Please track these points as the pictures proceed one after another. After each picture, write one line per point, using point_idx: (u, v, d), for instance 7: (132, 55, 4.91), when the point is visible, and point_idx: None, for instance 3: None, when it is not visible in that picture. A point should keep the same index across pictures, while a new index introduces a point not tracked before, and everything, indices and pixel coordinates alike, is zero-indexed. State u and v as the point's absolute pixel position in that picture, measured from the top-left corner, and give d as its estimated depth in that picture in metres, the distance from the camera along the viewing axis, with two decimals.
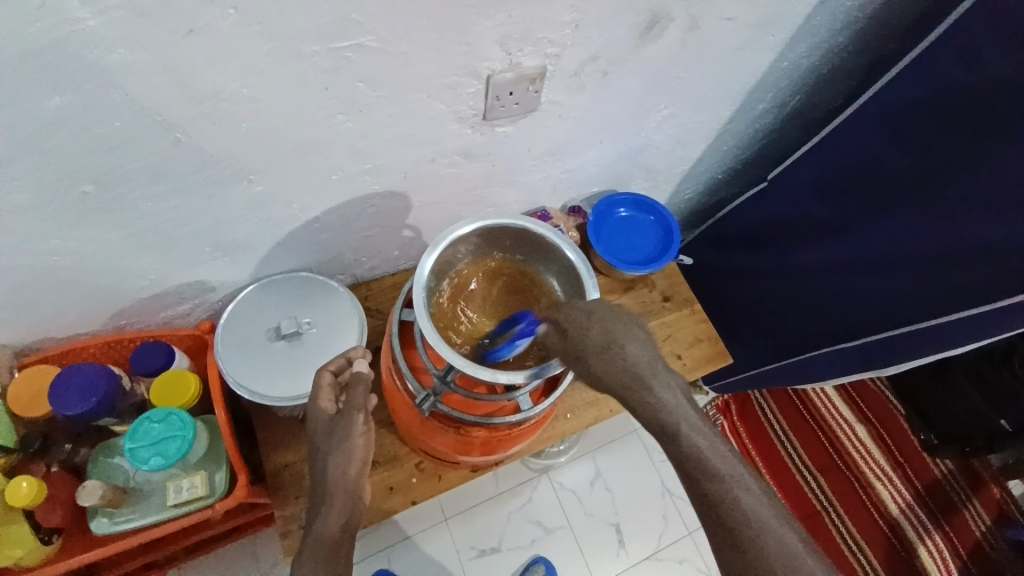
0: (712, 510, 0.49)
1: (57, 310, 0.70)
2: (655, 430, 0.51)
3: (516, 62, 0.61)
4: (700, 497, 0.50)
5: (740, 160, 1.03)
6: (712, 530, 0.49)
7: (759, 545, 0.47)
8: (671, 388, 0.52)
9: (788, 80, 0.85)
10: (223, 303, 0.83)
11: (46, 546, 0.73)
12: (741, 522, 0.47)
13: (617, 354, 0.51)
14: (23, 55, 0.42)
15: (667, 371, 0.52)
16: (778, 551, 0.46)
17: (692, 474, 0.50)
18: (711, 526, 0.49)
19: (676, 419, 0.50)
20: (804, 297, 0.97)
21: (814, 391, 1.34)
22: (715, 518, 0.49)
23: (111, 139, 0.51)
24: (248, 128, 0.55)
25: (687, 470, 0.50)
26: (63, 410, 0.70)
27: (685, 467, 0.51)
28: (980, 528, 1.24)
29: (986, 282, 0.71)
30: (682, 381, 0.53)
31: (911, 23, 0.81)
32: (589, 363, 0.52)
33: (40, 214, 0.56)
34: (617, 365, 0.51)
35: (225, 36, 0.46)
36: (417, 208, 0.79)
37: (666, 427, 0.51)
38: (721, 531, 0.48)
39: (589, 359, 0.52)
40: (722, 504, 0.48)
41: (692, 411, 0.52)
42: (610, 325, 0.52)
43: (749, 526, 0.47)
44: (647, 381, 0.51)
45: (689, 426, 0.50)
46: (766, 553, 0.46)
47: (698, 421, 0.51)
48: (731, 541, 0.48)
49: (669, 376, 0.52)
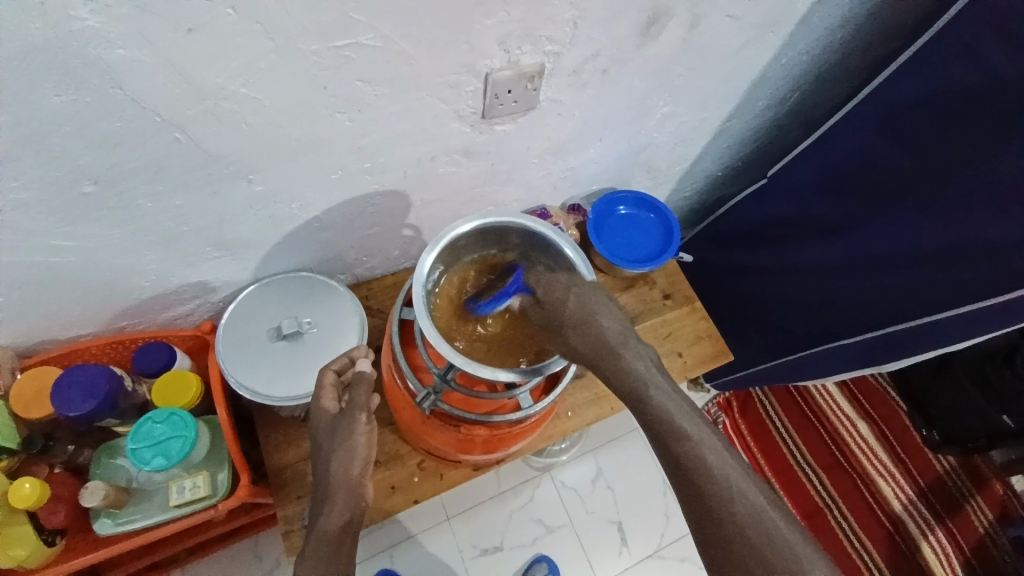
0: (680, 471, 0.50)
1: (58, 310, 0.70)
2: (627, 396, 0.53)
3: (516, 60, 0.61)
4: (670, 459, 0.50)
5: (740, 157, 1.03)
6: (683, 493, 0.50)
7: (729, 508, 0.47)
8: (642, 360, 0.54)
9: (787, 76, 0.85)
10: (224, 303, 0.84)
11: (49, 547, 0.73)
12: (712, 485, 0.48)
13: (590, 324, 0.55)
14: (24, 54, 0.42)
15: (637, 340, 0.55)
16: (770, 540, 0.45)
17: (661, 436, 0.51)
18: (681, 488, 0.50)
19: (646, 382, 0.52)
20: (804, 293, 0.97)
21: (816, 388, 1.34)
22: (685, 481, 0.49)
23: (112, 138, 0.51)
24: (248, 126, 0.56)
25: (656, 432, 0.51)
26: (65, 410, 0.70)
27: (659, 438, 0.51)
28: (983, 524, 1.24)
29: (986, 277, 0.71)
30: (653, 351, 0.56)
31: (911, 19, 0.81)
32: (565, 333, 0.55)
33: (40, 213, 0.56)
34: (590, 333, 0.54)
35: (225, 35, 0.46)
36: (417, 207, 0.79)
37: (637, 391, 0.52)
38: (690, 493, 0.49)
39: (565, 328, 0.55)
40: (690, 464, 0.49)
41: (663, 377, 0.54)
42: (584, 297, 0.56)
43: (720, 488, 0.48)
44: (619, 350, 0.54)
45: (658, 389, 0.52)
46: (736, 518, 0.46)
47: (667, 385, 0.53)
48: (700, 503, 0.48)
49: (639, 344, 0.55)
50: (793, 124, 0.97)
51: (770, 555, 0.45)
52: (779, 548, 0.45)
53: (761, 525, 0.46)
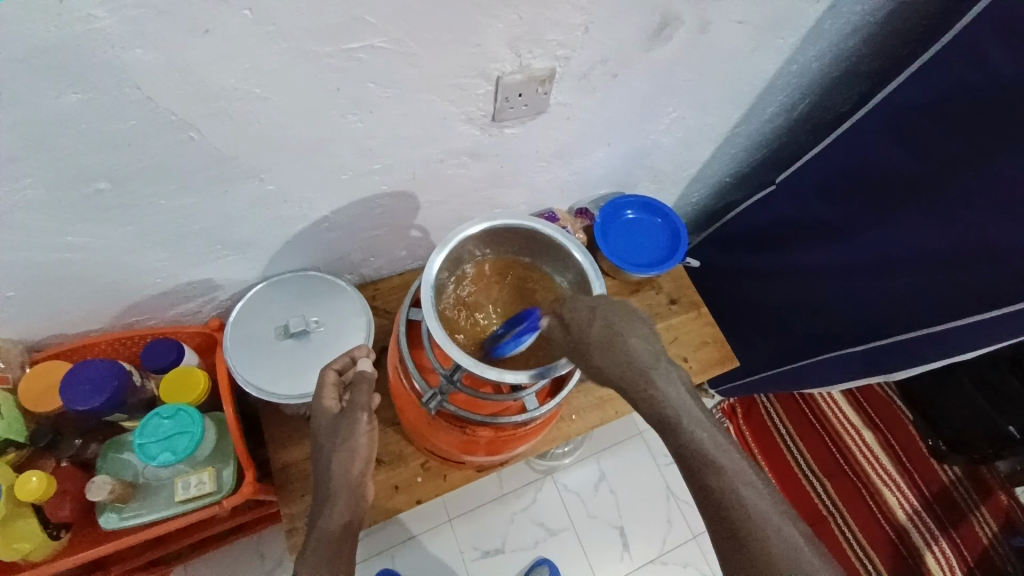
0: (714, 503, 0.50)
1: (67, 307, 0.70)
2: (659, 424, 0.53)
3: (526, 63, 0.61)
4: (702, 491, 0.50)
5: (747, 163, 1.03)
6: (714, 524, 0.50)
7: (765, 545, 0.47)
8: (672, 384, 0.53)
9: (796, 84, 0.85)
10: (231, 302, 0.84)
11: (54, 541, 0.74)
12: (746, 521, 0.48)
13: (619, 349, 0.53)
14: (39, 54, 0.42)
15: (669, 362, 0.53)
16: (779, 545, 0.47)
17: (694, 466, 0.51)
18: (713, 518, 0.50)
19: (678, 411, 0.52)
20: (809, 300, 0.97)
21: (820, 396, 1.33)
22: (719, 514, 0.49)
23: (123, 137, 0.51)
24: (258, 127, 0.56)
25: (689, 463, 0.51)
26: (74, 405, 0.71)
27: (686, 459, 0.51)
28: (987, 534, 1.23)
29: (994, 287, 0.71)
30: (683, 374, 0.54)
31: (922, 27, 0.81)
32: (592, 358, 0.53)
33: (52, 211, 0.56)
34: (620, 359, 0.52)
35: (237, 37, 0.47)
36: (425, 208, 0.79)
37: (669, 420, 0.52)
38: (723, 526, 0.49)
39: (592, 353, 0.53)
40: (725, 498, 0.49)
41: (694, 404, 0.53)
42: (611, 320, 0.54)
43: (755, 524, 0.48)
44: (650, 376, 0.52)
45: (690, 420, 0.51)
46: (771, 556, 0.46)
47: (699, 413, 0.52)
48: (733, 537, 0.48)
49: (671, 368, 0.53)
50: (801, 130, 0.97)
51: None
52: (789, 553, 0.47)
53: (795, 562, 0.46)
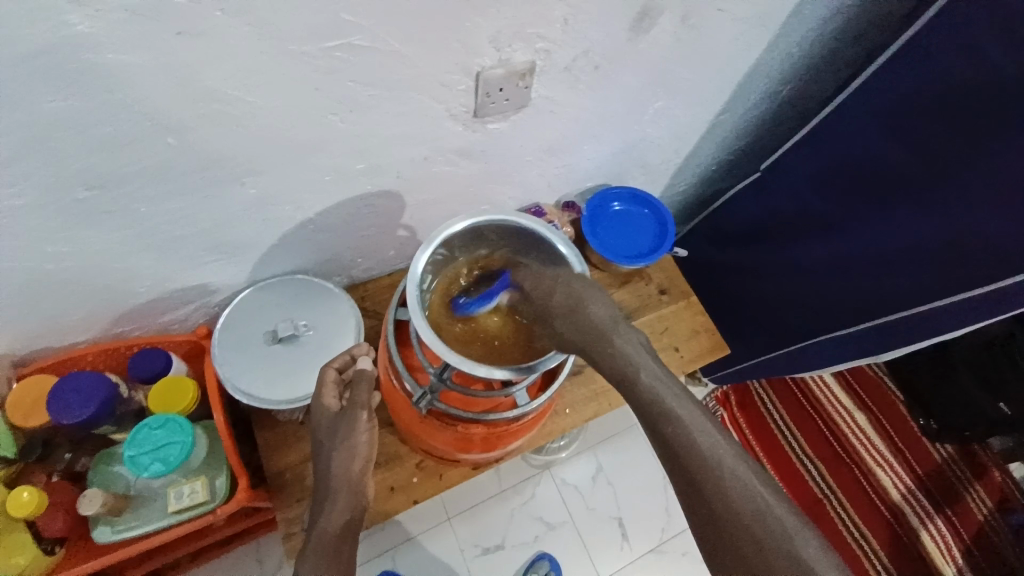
0: (672, 455, 0.49)
1: (55, 317, 0.70)
2: (618, 382, 0.53)
3: (507, 58, 0.61)
4: (660, 442, 0.50)
5: (734, 151, 1.03)
6: (675, 476, 0.50)
7: (722, 491, 0.47)
8: (631, 343, 0.54)
9: (780, 69, 0.85)
10: (220, 307, 0.83)
11: (48, 556, 0.73)
12: (703, 468, 0.48)
13: (579, 310, 0.55)
14: (18, 61, 0.42)
15: (626, 324, 0.55)
16: (757, 514, 0.46)
17: (652, 419, 0.51)
18: (674, 471, 0.50)
19: (634, 367, 0.52)
20: (800, 285, 0.97)
21: (814, 381, 1.34)
22: (678, 465, 0.49)
23: (106, 143, 0.51)
24: (241, 130, 0.55)
25: (647, 417, 0.51)
26: (63, 418, 0.70)
27: (649, 420, 0.51)
28: (983, 512, 1.24)
29: (983, 265, 0.71)
30: (642, 334, 0.55)
31: (902, 9, 0.81)
32: (555, 323, 0.56)
33: (36, 220, 0.56)
34: (579, 319, 0.55)
35: (218, 38, 0.46)
36: (412, 207, 0.79)
37: (626, 376, 0.52)
38: (683, 476, 0.49)
39: (555, 318, 0.56)
40: (681, 447, 0.49)
41: (652, 360, 0.53)
42: (573, 286, 0.57)
43: (713, 471, 0.48)
44: (608, 334, 0.54)
45: (647, 373, 0.52)
46: (728, 502, 0.46)
47: (657, 368, 0.52)
48: (693, 487, 0.48)
49: (628, 329, 0.55)
50: (786, 116, 0.97)
51: (764, 538, 0.45)
52: (767, 522, 0.45)
53: (752, 505, 0.46)
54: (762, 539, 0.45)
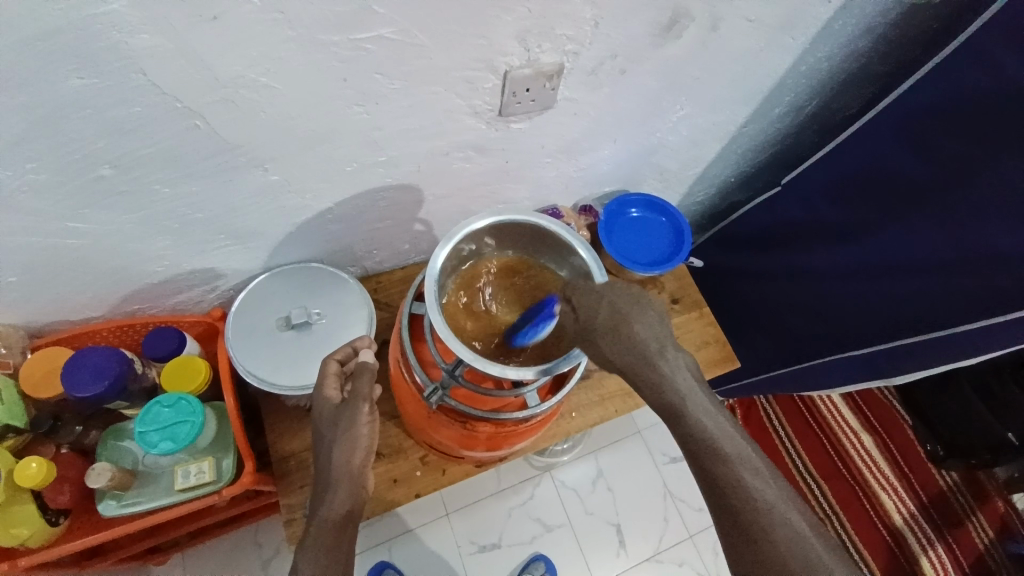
0: (717, 491, 0.49)
1: (69, 291, 0.70)
2: (663, 411, 0.52)
3: (534, 58, 0.61)
4: (703, 476, 0.50)
5: (754, 163, 1.02)
6: (717, 509, 0.50)
7: (765, 528, 0.47)
8: (677, 367, 0.51)
9: (805, 83, 0.85)
10: (234, 291, 0.84)
11: (51, 527, 0.74)
12: (752, 510, 0.48)
13: (624, 332, 0.51)
14: (47, 36, 0.42)
15: (675, 349, 0.52)
16: (804, 558, 0.46)
17: (698, 454, 0.50)
18: (717, 505, 0.50)
19: (685, 398, 0.50)
20: (813, 302, 0.97)
21: (819, 398, 1.33)
22: (722, 502, 0.49)
23: (132, 123, 0.51)
24: (265, 116, 0.56)
25: (691, 446, 0.50)
26: (76, 391, 0.71)
27: (690, 446, 0.51)
28: (983, 540, 1.23)
29: (998, 293, 0.71)
30: (690, 360, 0.53)
31: (933, 29, 0.80)
32: (595, 341, 0.51)
33: (57, 195, 0.56)
34: (623, 342, 0.50)
35: (248, 24, 0.46)
36: (429, 202, 0.79)
37: (677, 408, 0.50)
38: (726, 513, 0.49)
39: (595, 337, 0.51)
40: (729, 486, 0.49)
41: (701, 392, 0.52)
42: (618, 305, 0.52)
43: (760, 515, 0.48)
44: (656, 359, 0.50)
45: (698, 407, 0.50)
46: (773, 545, 0.46)
47: (707, 401, 0.51)
48: (738, 528, 0.48)
49: (676, 354, 0.52)
50: (808, 130, 0.96)
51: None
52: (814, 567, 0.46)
53: (798, 550, 0.46)
54: None
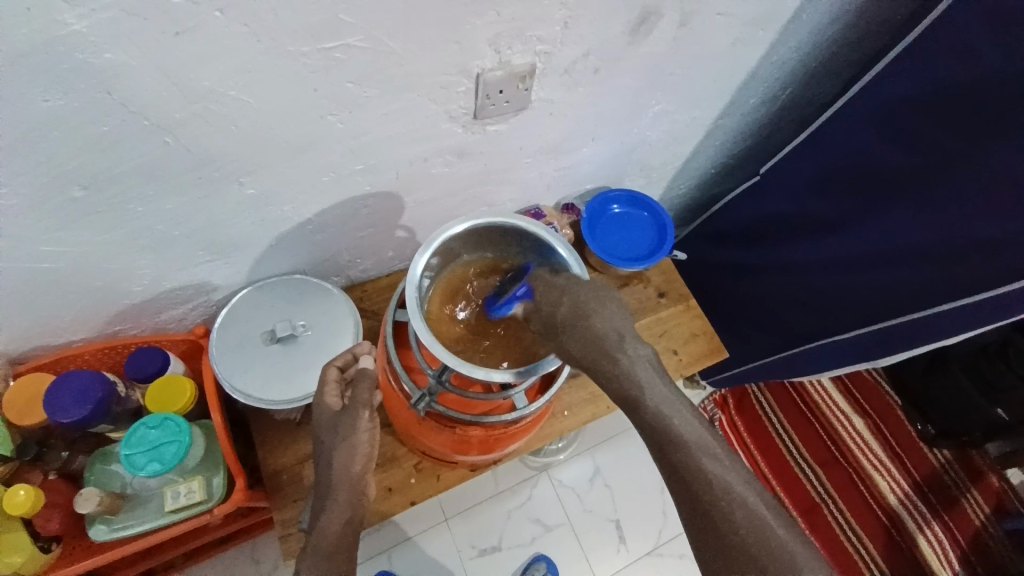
0: (682, 481, 0.50)
1: (50, 315, 0.69)
2: (624, 403, 0.52)
3: (507, 60, 0.61)
4: (666, 464, 0.51)
5: (734, 154, 1.03)
6: (681, 497, 0.50)
7: (731, 519, 0.48)
8: (638, 360, 0.51)
9: (779, 72, 0.85)
10: (218, 307, 0.83)
11: (45, 554, 0.74)
12: (715, 498, 0.49)
13: (584, 325, 0.52)
14: (11, 59, 0.42)
15: (635, 341, 0.52)
16: (764, 541, 0.47)
17: (660, 443, 0.50)
18: (683, 497, 0.50)
19: (645, 391, 0.50)
20: (799, 289, 0.97)
21: (812, 385, 1.34)
22: (686, 493, 0.50)
23: (103, 142, 0.51)
24: (238, 130, 0.55)
25: (656, 440, 0.51)
26: (59, 417, 0.70)
27: (655, 439, 0.51)
28: (979, 518, 1.24)
29: (981, 272, 0.71)
30: (652, 352, 0.53)
31: (902, 15, 0.81)
32: (557, 336, 0.53)
33: (30, 219, 0.55)
34: (583, 334, 0.51)
35: (213, 38, 0.46)
36: (410, 208, 0.79)
37: (637, 401, 0.51)
38: (692, 502, 0.50)
39: (557, 333, 0.53)
40: (690, 474, 0.49)
41: (662, 384, 0.51)
42: (578, 301, 0.53)
43: (724, 503, 0.48)
44: (614, 351, 0.51)
45: (658, 399, 0.51)
46: (736, 531, 0.48)
47: (668, 393, 0.51)
48: (693, 501, 0.49)
49: (637, 346, 0.52)
50: (786, 119, 0.97)
51: (765, 563, 0.47)
52: (775, 548, 0.47)
53: (761, 536, 0.48)
54: (766, 565, 0.47)
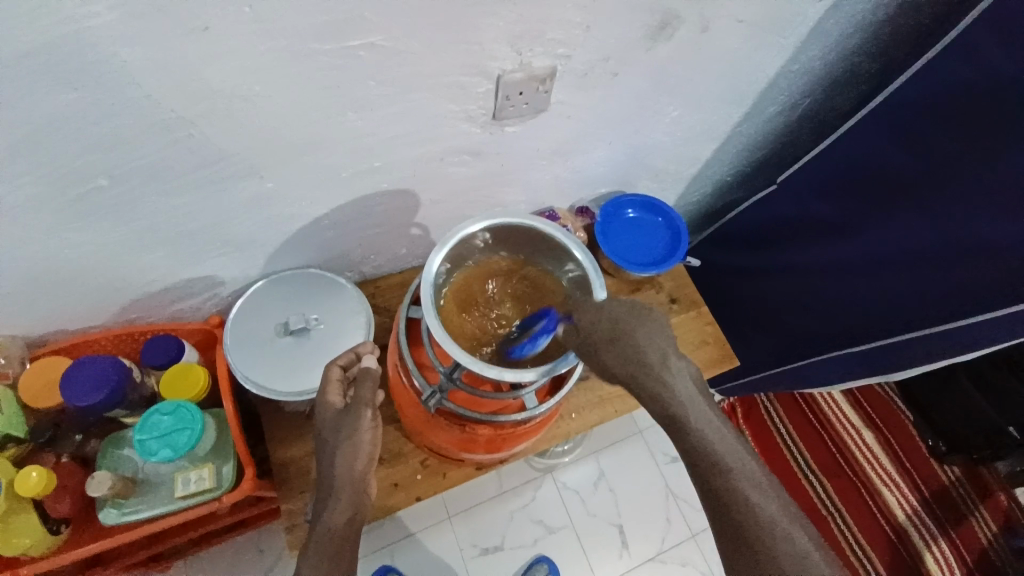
0: (721, 504, 0.50)
1: (67, 302, 0.70)
2: (665, 420, 0.52)
3: (526, 62, 0.61)
4: (705, 486, 0.51)
5: (749, 163, 1.03)
6: (718, 520, 0.50)
7: (773, 549, 0.47)
8: (681, 377, 0.52)
9: (798, 82, 0.85)
10: (232, 298, 0.84)
11: (54, 536, 0.74)
12: (755, 525, 0.48)
13: (627, 342, 0.53)
14: (39, 50, 0.42)
15: (678, 358, 0.53)
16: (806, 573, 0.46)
17: (700, 464, 0.51)
18: (720, 522, 0.50)
19: (687, 409, 0.51)
20: (811, 300, 0.97)
21: (820, 397, 1.33)
22: (725, 517, 0.49)
23: (125, 134, 0.51)
24: (258, 125, 0.56)
25: (696, 461, 0.51)
26: (75, 400, 0.71)
27: (696, 460, 0.51)
28: (987, 535, 1.23)
29: (996, 290, 0.70)
30: (694, 369, 0.54)
31: (924, 28, 0.80)
32: (600, 353, 0.53)
33: (51, 208, 0.56)
34: (628, 352, 0.52)
35: (237, 34, 0.47)
36: (425, 207, 0.79)
37: (680, 419, 0.51)
38: (730, 528, 0.49)
39: (599, 349, 0.53)
40: (730, 497, 0.49)
41: (703, 402, 0.52)
42: (620, 318, 0.54)
43: (765, 532, 0.48)
44: (659, 368, 0.52)
45: (700, 418, 0.51)
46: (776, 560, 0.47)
47: (709, 411, 0.52)
48: (732, 527, 0.49)
49: (679, 363, 0.53)
50: (803, 129, 0.97)
51: None
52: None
53: (806, 568, 0.46)
54: None
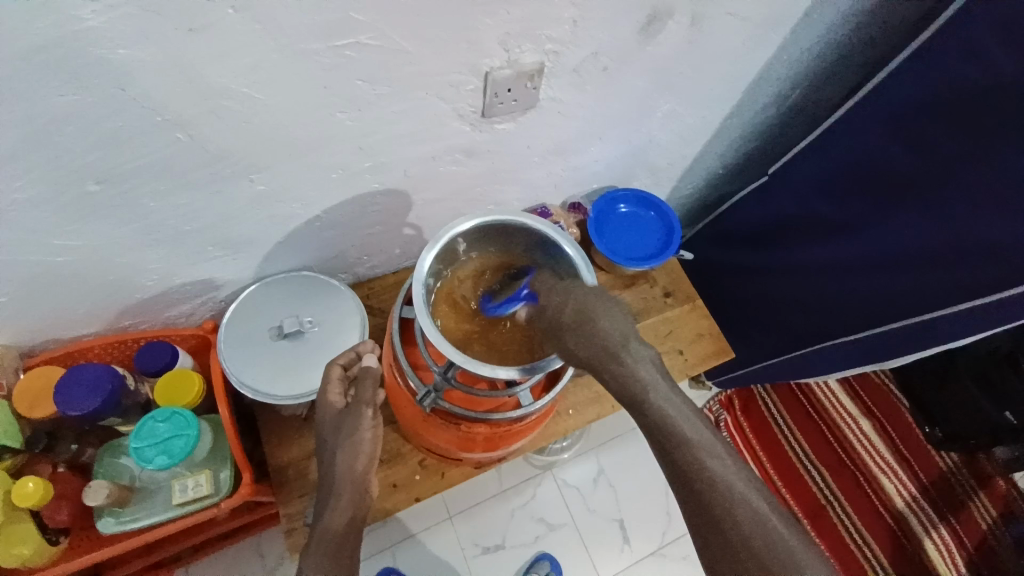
0: (686, 481, 0.50)
1: (62, 309, 0.70)
2: (627, 402, 0.52)
3: (516, 59, 0.61)
4: (670, 464, 0.51)
5: (741, 155, 1.03)
6: (685, 497, 0.50)
7: (734, 518, 0.48)
8: (641, 361, 0.51)
9: (789, 73, 0.85)
10: (227, 302, 0.84)
11: (52, 546, 0.74)
12: (717, 499, 0.48)
13: (587, 327, 0.52)
14: (27, 54, 0.42)
15: (639, 343, 0.52)
16: (768, 542, 0.47)
17: (662, 442, 0.51)
18: (686, 497, 0.50)
19: (649, 391, 0.50)
20: (806, 291, 0.97)
21: (818, 387, 1.34)
22: (690, 492, 0.50)
23: (116, 138, 0.51)
24: (249, 127, 0.56)
25: (659, 440, 0.51)
26: (70, 408, 0.71)
27: (658, 439, 0.51)
28: (986, 521, 1.23)
29: (989, 275, 0.71)
30: (655, 354, 0.53)
31: (914, 16, 0.80)
32: (561, 338, 0.53)
33: (42, 213, 0.56)
34: (587, 337, 0.51)
35: (226, 35, 0.46)
36: (418, 206, 0.79)
37: (640, 401, 0.51)
38: (696, 503, 0.49)
39: (561, 334, 0.53)
40: (692, 473, 0.49)
41: (665, 384, 0.51)
42: (582, 303, 0.53)
43: (727, 504, 0.48)
44: (617, 352, 0.51)
45: (663, 399, 0.51)
46: (737, 529, 0.47)
47: (671, 393, 0.51)
48: (698, 502, 0.49)
49: (640, 347, 0.52)
50: (794, 120, 0.97)
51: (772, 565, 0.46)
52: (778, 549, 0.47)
53: (770, 543, 0.47)
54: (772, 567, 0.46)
